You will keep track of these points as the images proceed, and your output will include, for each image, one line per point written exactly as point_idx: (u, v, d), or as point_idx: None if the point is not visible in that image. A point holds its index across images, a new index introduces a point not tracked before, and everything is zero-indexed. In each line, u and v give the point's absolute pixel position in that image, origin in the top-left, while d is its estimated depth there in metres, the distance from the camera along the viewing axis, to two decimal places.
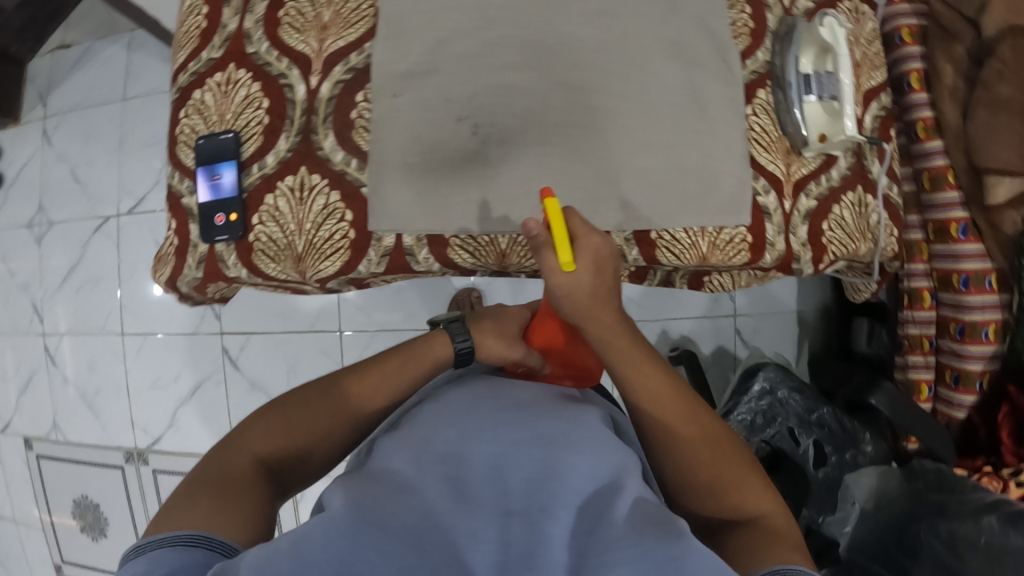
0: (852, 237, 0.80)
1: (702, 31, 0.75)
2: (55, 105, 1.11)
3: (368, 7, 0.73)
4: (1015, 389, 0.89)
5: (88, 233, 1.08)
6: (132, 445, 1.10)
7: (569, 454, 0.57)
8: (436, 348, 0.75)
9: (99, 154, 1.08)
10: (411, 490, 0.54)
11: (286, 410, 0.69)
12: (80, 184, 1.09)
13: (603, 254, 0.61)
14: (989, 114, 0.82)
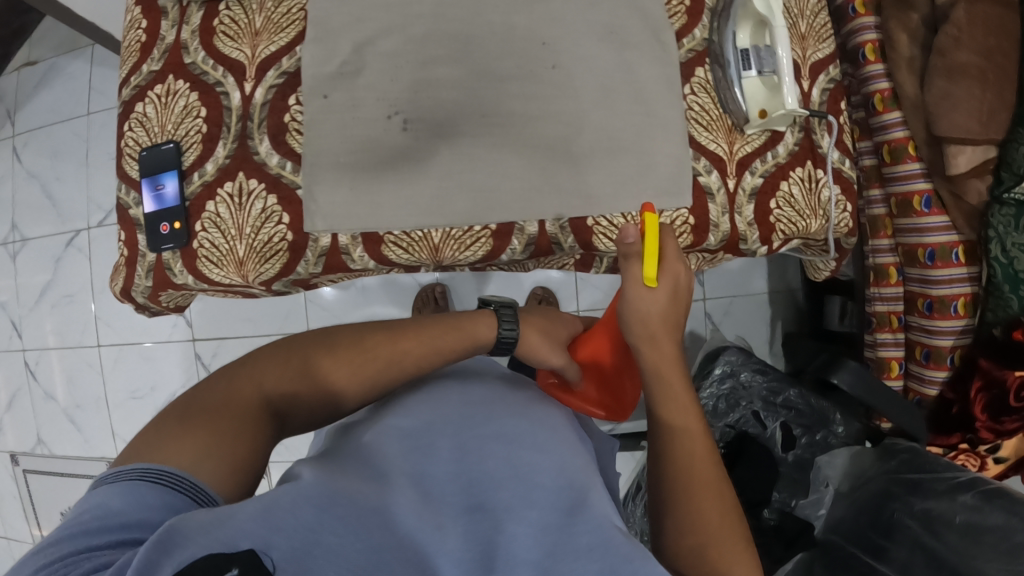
0: (802, 214, 0.79)
1: (632, 11, 0.74)
2: (23, 124, 1.15)
3: (298, 10, 0.74)
4: (986, 363, 0.85)
5: (61, 249, 1.13)
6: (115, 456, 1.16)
7: (539, 454, 0.55)
8: (479, 327, 0.67)
9: (67, 170, 1.13)
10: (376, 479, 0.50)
11: (297, 350, 0.62)
12: (52, 202, 1.14)
13: (680, 283, 0.64)
14: (947, 82, 0.80)
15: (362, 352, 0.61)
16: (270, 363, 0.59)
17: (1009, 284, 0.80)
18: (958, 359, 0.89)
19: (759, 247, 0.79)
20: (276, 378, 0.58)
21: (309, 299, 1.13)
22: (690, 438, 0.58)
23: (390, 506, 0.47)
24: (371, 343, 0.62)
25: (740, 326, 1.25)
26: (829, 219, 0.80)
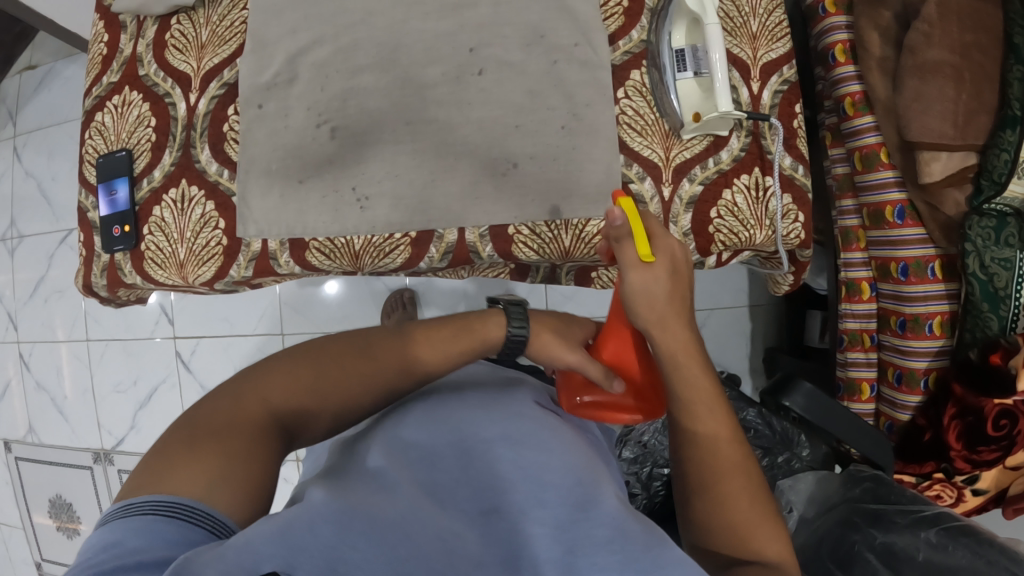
0: (746, 224, 0.74)
1: (562, 14, 0.73)
2: (23, 125, 1.24)
3: (241, 24, 0.78)
4: (960, 388, 0.79)
5: (54, 246, 1.24)
6: (100, 447, 1.27)
7: (548, 450, 0.54)
8: (487, 328, 0.61)
9: (62, 170, 1.22)
10: (390, 484, 0.48)
11: (309, 354, 0.58)
12: (49, 203, 1.24)
13: (680, 258, 0.55)
14: (918, 81, 0.78)
15: (373, 360, 0.59)
16: (275, 375, 0.55)
17: (988, 302, 0.77)
18: (933, 382, 0.84)
19: (698, 259, 0.76)
20: (284, 394, 0.54)
21: (284, 301, 1.18)
22: (724, 450, 0.55)
23: (408, 507, 0.46)
24: (381, 349, 0.60)
25: (718, 338, 1.20)
26: (778, 230, 0.75)
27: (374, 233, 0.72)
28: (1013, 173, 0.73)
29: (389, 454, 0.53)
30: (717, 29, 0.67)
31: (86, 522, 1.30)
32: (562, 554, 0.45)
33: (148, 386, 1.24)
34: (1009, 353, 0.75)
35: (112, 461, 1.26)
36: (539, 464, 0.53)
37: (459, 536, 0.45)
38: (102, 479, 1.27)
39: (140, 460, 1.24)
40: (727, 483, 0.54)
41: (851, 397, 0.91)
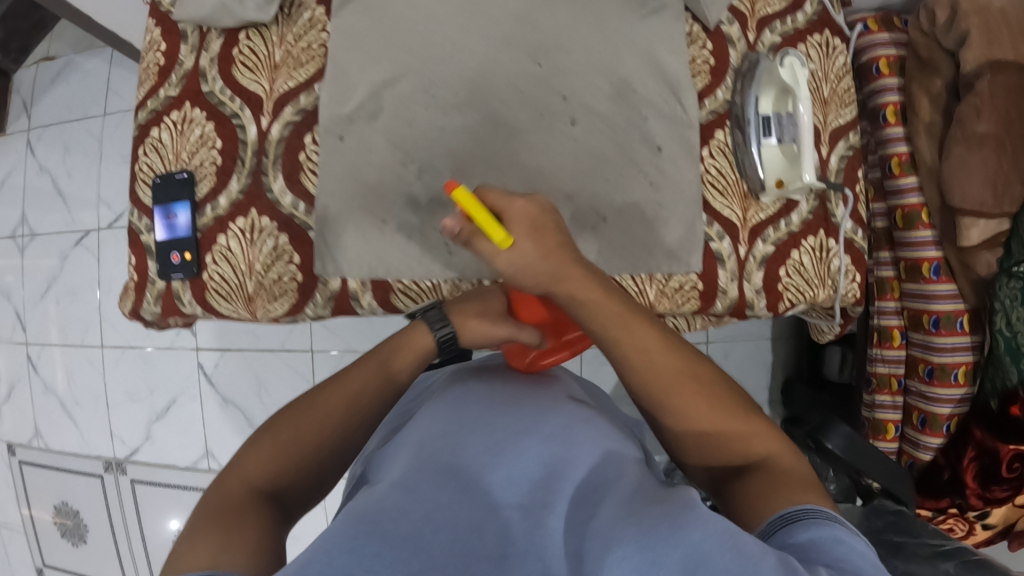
0: (811, 283, 0.78)
1: (652, 70, 0.74)
2: (38, 118, 1.19)
3: (320, 48, 0.74)
4: (980, 434, 0.87)
5: (70, 246, 1.18)
6: (112, 455, 1.21)
7: (564, 447, 0.52)
8: (415, 339, 0.66)
9: (78, 167, 1.17)
10: (407, 485, 0.48)
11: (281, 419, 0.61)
12: (64, 201, 1.18)
13: (535, 214, 0.54)
14: (964, 149, 0.82)
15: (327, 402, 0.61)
16: (248, 455, 0.57)
17: (1010, 355, 0.82)
18: (954, 427, 0.91)
19: (766, 314, 0.79)
20: (263, 471, 0.56)
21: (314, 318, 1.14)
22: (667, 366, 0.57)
23: (425, 512, 0.45)
24: (322, 399, 0.61)
25: (741, 363, 1.25)
26: (838, 289, 0.80)
27: (461, 279, 0.72)
28: None
29: (410, 452, 0.53)
30: (811, 106, 0.73)
31: (93, 532, 1.23)
32: (573, 547, 0.44)
33: (166, 396, 1.18)
34: None
35: (126, 471, 1.20)
36: (551, 461, 0.51)
37: (475, 531, 0.45)
38: (114, 488, 1.21)
39: (156, 471, 1.19)
40: (689, 403, 0.56)
41: (876, 435, 0.98)
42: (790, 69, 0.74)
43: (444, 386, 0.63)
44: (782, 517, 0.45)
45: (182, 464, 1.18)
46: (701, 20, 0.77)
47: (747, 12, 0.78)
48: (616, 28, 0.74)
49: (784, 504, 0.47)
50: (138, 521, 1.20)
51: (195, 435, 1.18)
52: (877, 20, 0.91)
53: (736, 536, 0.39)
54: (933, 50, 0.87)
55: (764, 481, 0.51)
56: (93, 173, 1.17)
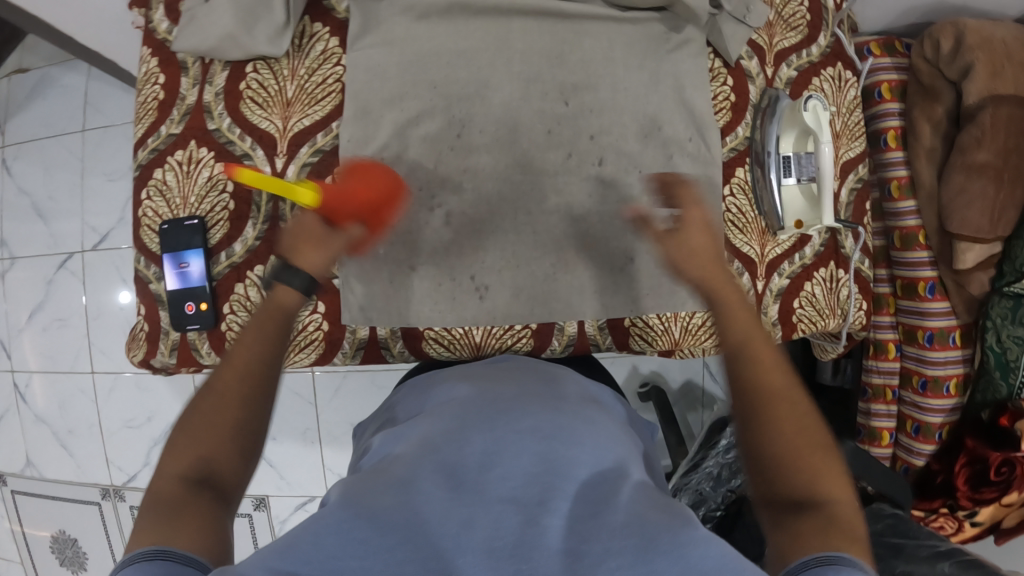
0: (823, 313, 0.81)
1: (677, 106, 0.76)
2: (14, 135, 1.13)
3: (334, 82, 0.70)
4: (972, 442, 0.92)
5: (53, 270, 1.11)
6: (109, 483, 1.13)
7: (565, 441, 0.48)
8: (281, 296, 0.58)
9: (60, 186, 1.11)
10: (408, 481, 0.45)
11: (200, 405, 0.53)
12: (45, 222, 1.11)
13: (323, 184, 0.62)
14: (965, 178, 0.84)
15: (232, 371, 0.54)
16: (171, 441, 0.51)
17: (1000, 370, 0.88)
18: (945, 434, 0.98)
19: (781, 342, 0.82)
20: (189, 455, 0.50)
21: None
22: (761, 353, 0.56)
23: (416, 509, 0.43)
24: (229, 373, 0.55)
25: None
26: (847, 318, 0.83)
27: (494, 324, 0.71)
28: None
29: (415, 446, 0.49)
30: (831, 148, 0.76)
31: (92, 561, 1.16)
32: (572, 544, 0.41)
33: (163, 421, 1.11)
34: (1015, 416, 0.87)
35: (124, 498, 1.12)
36: (555, 459, 0.47)
37: (469, 529, 0.42)
38: (112, 517, 1.13)
39: None
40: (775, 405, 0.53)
41: (872, 442, 1.04)
42: (813, 111, 0.76)
43: (446, 385, 0.60)
44: (816, 559, 0.44)
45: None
46: (722, 55, 0.79)
47: (765, 46, 0.81)
48: (642, 64, 0.75)
49: (822, 548, 0.45)
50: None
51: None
52: (880, 44, 0.92)
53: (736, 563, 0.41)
54: (935, 77, 0.88)
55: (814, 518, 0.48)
56: (75, 194, 1.10)
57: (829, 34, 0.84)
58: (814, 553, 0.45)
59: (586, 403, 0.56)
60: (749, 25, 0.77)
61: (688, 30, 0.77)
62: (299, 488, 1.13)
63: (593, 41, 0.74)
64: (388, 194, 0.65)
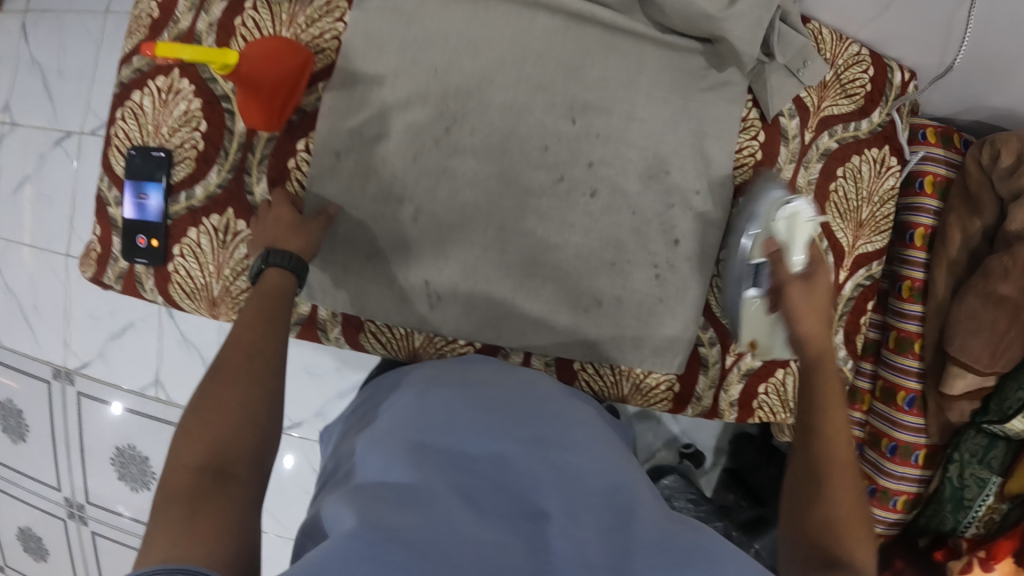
0: (785, 406, 0.78)
1: (693, 154, 0.69)
2: (36, 2, 1.09)
3: (332, 40, 0.65)
4: (900, 564, 0.91)
5: (47, 147, 1.09)
6: (62, 364, 1.15)
7: (569, 459, 0.48)
8: (269, 281, 0.59)
9: (70, 64, 1.08)
10: (424, 498, 0.42)
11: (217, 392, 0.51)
12: (50, 98, 1.09)
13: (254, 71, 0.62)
14: (980, 304, 0.78)
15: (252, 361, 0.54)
16: (178, 439, 0.48)
17: (952, 504, 0.86)
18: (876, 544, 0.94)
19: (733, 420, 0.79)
20: (200, 450, 0.47)
21: None
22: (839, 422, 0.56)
23: (437, 524, 0.39)
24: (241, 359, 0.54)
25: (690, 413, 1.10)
26: None
27: (436, 334, 0.69)
28: (1018, 411, 0.78)
29: (410, 454, 0.47)
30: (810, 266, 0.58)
31: (34, 433, 1.20)
32: (612, 558, 0.38)
33: (123, 320, 1.12)
34: (950, 553, 0.86)
35: (74, 382, 1.15)
36: (568, 473, 0.46)
37: (502, 550, 0.38)
38: (59, 398, 1.16)
39: (103, 389, 1.14)
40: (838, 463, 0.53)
41: None
42: (787, 221, 0.62)
43: (425, 389, 0.57)
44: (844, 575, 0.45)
45: (130, 388, 1.14)
46: (761, 107, 0.71)
47: (812, 108, 0.73)
48: (668, 97, 0.68)
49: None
50: (81, 436, 1.17)
51: (145, 364, 1.13)
52: (937, 131, 0.82)
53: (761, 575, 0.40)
54: (985, 187, 0.80)
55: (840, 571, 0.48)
56: (82, 80, 1.07)
57: (885, 112, 0.76)
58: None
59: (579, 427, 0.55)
60: (800, 80, 0.70)
61: (732, 71, 0.69)
62: None
63: (620, 58, 0.67)
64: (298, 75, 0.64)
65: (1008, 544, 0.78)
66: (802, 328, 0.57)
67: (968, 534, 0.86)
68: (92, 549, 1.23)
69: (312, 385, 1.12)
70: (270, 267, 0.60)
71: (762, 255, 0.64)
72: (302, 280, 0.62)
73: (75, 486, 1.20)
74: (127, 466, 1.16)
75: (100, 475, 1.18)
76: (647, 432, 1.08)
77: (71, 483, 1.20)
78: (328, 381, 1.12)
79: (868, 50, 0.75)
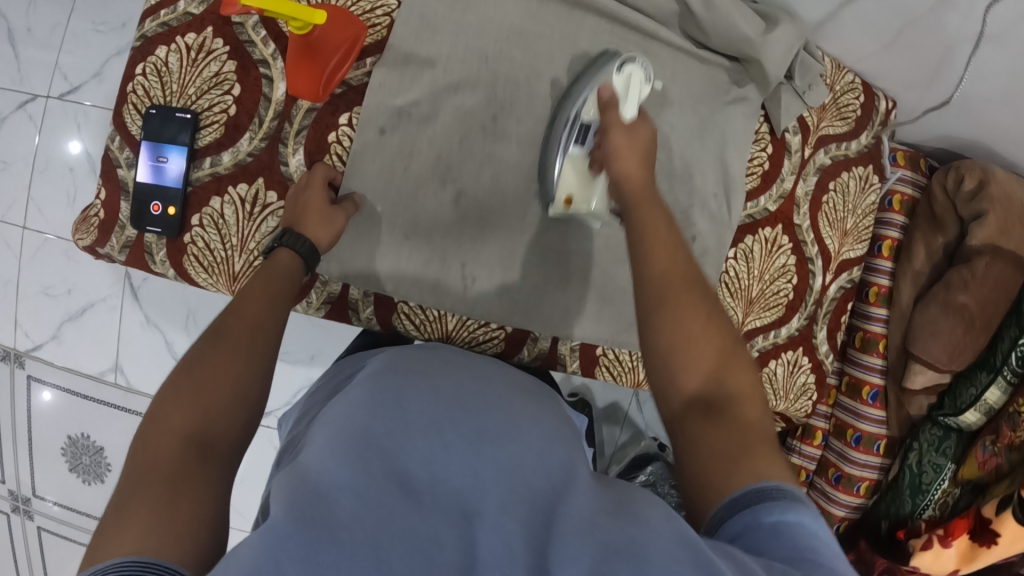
0: (776, 393, 0.86)
1: (714, 161, 0.75)
2: None
3: (383, 17, 0.65)
4: (865, 544, 1.00)
5: (9, 108, 0.98)
6: (11, 346, 1.03)
7: (512, 447, 0.45)
8: (279, 254, 0.58)
9: (43, 22, 0.98)
10: (359, 491, 0.39)
11: (189, 367, 0.48)
12: (17, 55, 0.99)
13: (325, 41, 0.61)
14: (939, 310, 0.88)
15: (252, 328, 0.52)
16: (166, 399, 0.46)
17: (911, 489, 0.95)
18: (841, 527, 1.03)
19: None
20: (187, 414, 0.45)
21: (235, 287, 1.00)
22: (672, 267, 0.51)
23: (376, 520, 0.38)
24: (222, 329, 0.51)
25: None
26: (795, 403, 0.88)
27: (471, 317, 0.69)
28: (971, 406, 0.89)
29: (350, 441, 0.44)
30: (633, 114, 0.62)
31: None
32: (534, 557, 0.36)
33: (86, 300, 1.01)
34: (910, 532, 0.95)
35: (24, 366, 1.03)
36: (506, 467, 0.43)
37: (436, 545, 0.37)
38: (7, 383, 1.04)
39: (60, 375, 1.03)
40: (670, 303, 0.49)
41: None
42: (626, 78, 0.64)
43: (376, 374, 0.55)
44: (753, 494, 0.40)
45: (91, 375, 1.04)
46: (772, 122, 0.78)
47: (812, 127, 0.81)
48: (694, 105, 0.74)
49: (747, 477, 0.42)
50: (29, 424, 1.05)
51: (108, 346, 1.03)
52: (906, 156, 0.94)
53: (695, 542, 0.36)
54: (947, 209, 0.91)
55: (724, 429, 0.45)
56: (58, 39, 0.98)
57: (871, 135, 0.86)
58: (751, 481, 0.41)
59: (537, 409, 0.53)
60: (804, 101, 0.78)
61: (750, 87, 0.75)
62: None
63: (655, 65, 0.72)
64: (348, 46, 0.63)
65: (963, 522, 0.89)
66: (620, 166, 0.56)
67: (926, 516, 0.94)
68: (37, 547, 1.12)
69: (285, 372, 1.06)
70: (285, 246, 0.59)
71: (595, 108, 0.62)
72: (313, 268, 0.61)
73: (21, 477, 1.08)
74: (81, 456, 1.06)
75: (49, 467, 1.07)
76: (614, 430, 1.10)
77: (16, 475, 1.08)
78: (301, 368, 1.06)
79: (861, 80, 0.85)
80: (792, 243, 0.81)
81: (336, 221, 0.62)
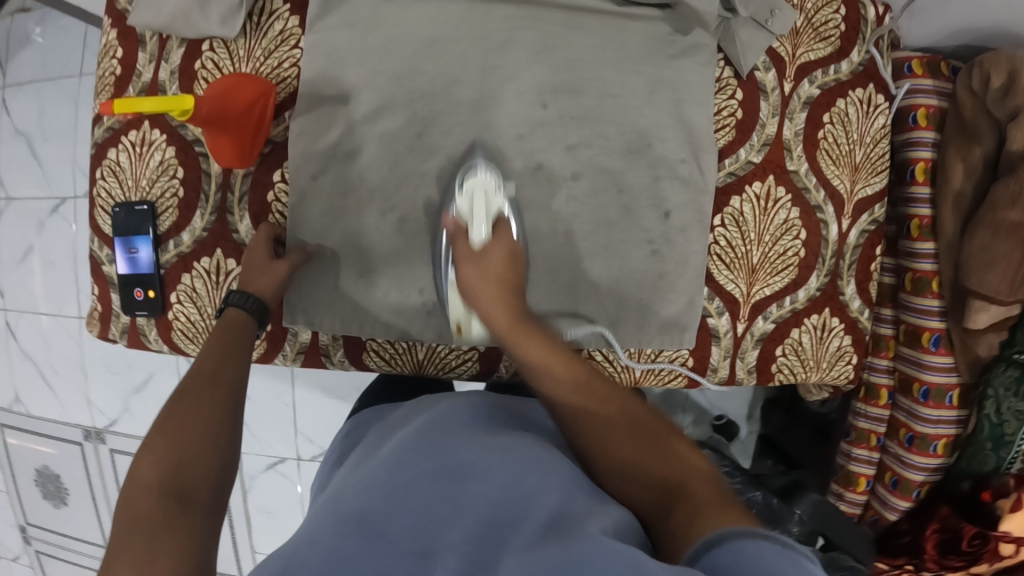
0: (806, 363, 0.77)
1: (673, 124, 0.69)
2: (12, 76, 1.11)
3: (291, 68, 0.66)
4: (947, 510, 0.86)
5: (45, 214, 1.11)
6: (91, 424, 1.17)
7: (470, 477, 0.45)
8: (229, 313, 0.62)
9: (56, 131, 1.10)
10: (312, 537, 0.41)
11: (167, 423, 0.52)
12: (39, 164, 1.11)
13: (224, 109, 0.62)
14: (990, 236, 0.75)
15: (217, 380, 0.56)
16: (142, 454, 0.50)
17: (993, 443, 0.82)
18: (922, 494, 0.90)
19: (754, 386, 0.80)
20: (162, 467, 0.48)
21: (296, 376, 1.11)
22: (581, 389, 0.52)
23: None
24: (190, 386, 0.55)
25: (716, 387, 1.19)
26: (830, 370, 0.79)
27: (439, 343, 0.69)
28: None
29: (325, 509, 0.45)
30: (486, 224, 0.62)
31: (75, 495, 1.22)
32: None
33: (144, 372, 1.14)
34: (997, 492, 0.82)
35: (105, 440, 1.18)
36: (459, 498, 0.43)
37: None
38: (93, 457, 1.19)
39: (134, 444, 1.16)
40: (597, 428, 0.50)
41: (846, 486, 0.95)
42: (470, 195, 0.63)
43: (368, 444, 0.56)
44: (708, 544, 0.36)
45: None
46: (733, 64, 0.70)
47: (787, 57, 0.72)
48: (638, 66, 0.68)
49: (711, 526, 0.37)
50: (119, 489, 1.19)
51: None
52: (923, 62, 0.80)
53: (637, 559, 0.34)
54: (979, 114, 0.77)
55: (684, 508, 0.41)
56: (69, 142, 1.10)
57: (863, 50, 0.74)
58: (713, 527, 0.37)
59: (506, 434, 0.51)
60: (770, 31, 0.69)
61: (699, 32, 0.68)
62: (267, 448, 1.16)
63: (584, 36, 0.67)
64: (260, 102, 0.64)
65: None
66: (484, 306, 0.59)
67: (1014, 470, 0.82)
68: None
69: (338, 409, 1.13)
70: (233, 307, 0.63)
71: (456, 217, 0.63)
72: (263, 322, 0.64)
73: None
74: None
75: None
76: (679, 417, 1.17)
77: None
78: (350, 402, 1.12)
79: None
80: (790, 192, 0.73)
81: (280, 274, 0.64)
